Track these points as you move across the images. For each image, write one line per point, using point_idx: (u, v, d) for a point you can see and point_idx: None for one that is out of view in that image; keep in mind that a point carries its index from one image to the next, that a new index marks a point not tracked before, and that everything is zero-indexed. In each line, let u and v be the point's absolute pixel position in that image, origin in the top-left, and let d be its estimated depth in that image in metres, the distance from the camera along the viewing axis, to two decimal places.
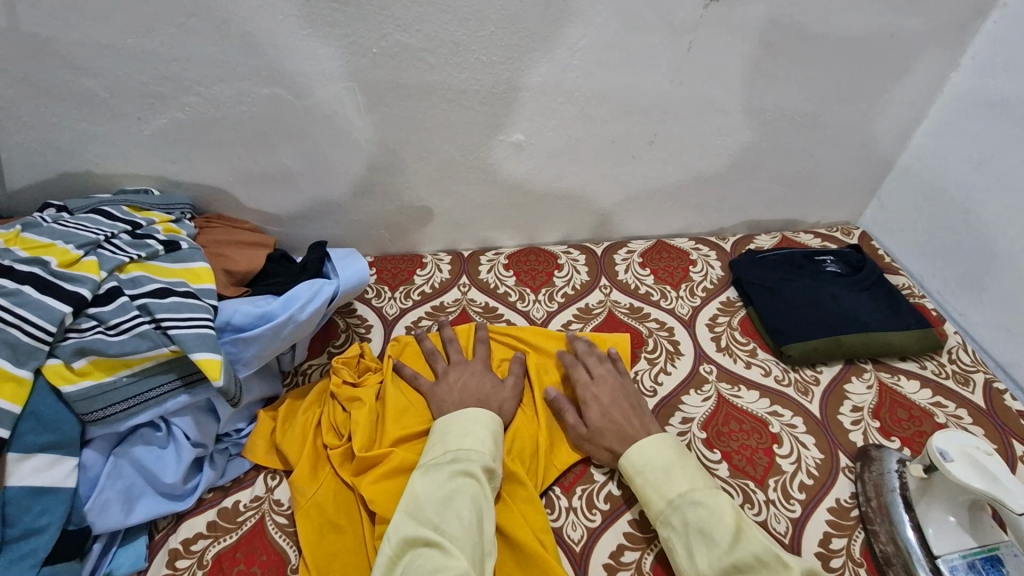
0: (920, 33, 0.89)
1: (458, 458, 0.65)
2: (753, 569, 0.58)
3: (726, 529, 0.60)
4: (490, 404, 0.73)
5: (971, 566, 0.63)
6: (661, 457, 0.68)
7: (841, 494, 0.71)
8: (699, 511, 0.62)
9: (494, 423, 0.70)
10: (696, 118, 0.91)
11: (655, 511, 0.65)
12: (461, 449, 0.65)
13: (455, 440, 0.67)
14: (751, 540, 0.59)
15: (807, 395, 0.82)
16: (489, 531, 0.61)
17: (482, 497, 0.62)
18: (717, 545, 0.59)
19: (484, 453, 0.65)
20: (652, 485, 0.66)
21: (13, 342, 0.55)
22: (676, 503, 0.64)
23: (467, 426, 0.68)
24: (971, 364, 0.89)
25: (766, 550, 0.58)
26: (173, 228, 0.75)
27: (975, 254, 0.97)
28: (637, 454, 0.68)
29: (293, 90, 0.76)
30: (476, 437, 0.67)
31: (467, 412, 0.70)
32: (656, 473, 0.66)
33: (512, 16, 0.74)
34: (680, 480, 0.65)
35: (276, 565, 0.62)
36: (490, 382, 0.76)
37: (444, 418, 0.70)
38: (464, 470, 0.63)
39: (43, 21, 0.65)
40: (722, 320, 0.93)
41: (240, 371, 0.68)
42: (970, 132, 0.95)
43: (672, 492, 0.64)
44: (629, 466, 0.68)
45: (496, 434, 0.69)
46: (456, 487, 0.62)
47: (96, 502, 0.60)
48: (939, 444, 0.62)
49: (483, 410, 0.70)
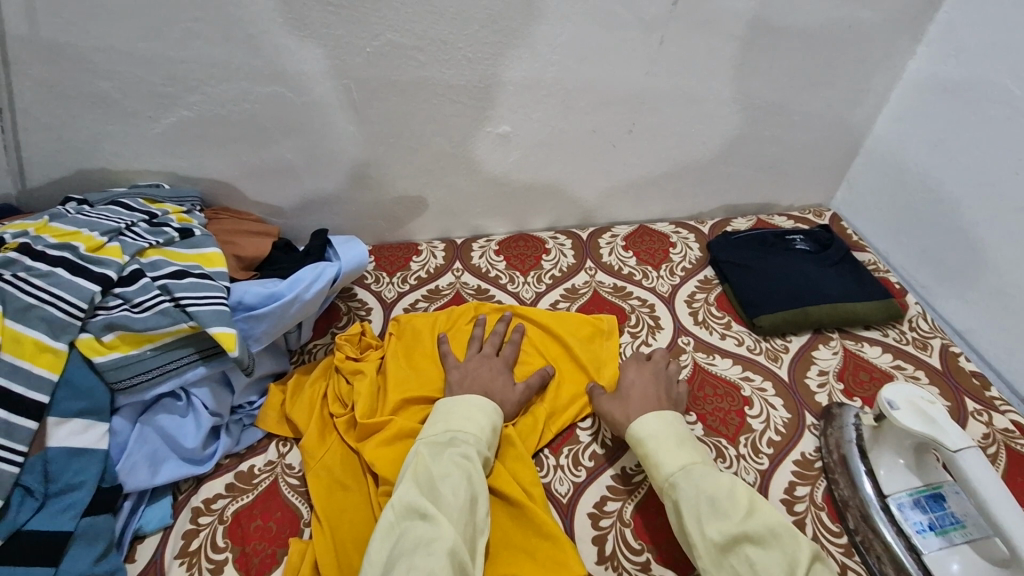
0: (877, 24, 0.95)
1: (457, 440, 0.68)
2: (763, 540, 0.59)
3: (739, 503, 0.62)
4: (493, 396, 0.76)
5: (916, 502, 0.69)
6: (676, 430, 0.71)
7: (805, 448, 0.78)
8: (710, 480, 0.65)
9: (496, 413, 0.73)
10: (671, 108, 0.98)
11: (665, 473, 0.67)
12: (461, 431, 0.69)
13: (457, 422, 0.71)
14: (763, 514, 0.62)
15: (776, 361, 0.89)
16: (481, 513, 0.63)
17: (477, 479, 0.65)
18: (730, 512, 0.61)
19: (481, 440, 0.69)
20: (666, 451, 0.69)
21: (50, 318, 0.61)
22: (687, 469, 0.66)
23: (469, 410, 0.72)
24: (929, 331, 0.96)
25: (779, 523, 0.61)
26: (186, 218, 0.81)
27: (935, 230, 1.04)
28: (652, 419, 0.72)
29: (293, 88, 0.82)
30: (477, 423, 0.71)
31: (471, 399, 0.73)
32: (671, 440, 0.69)
33: (495, 16, 0.80)
34: (692, 453, 0.68)
35: (290, 520, 0.69)
36: (503, 378, 0.80)
37: (451, 398, 0.74)
38: (463, 452, 0.67)
39: (62, 27, 0.71)
40: (699, 296, 1.00)
41: (252, 346, 0.74)
42: (927, 116, 1.01)
43: (685, 459, 0.67)
44: (643, 430, 0.71)
45: (495, 425, 0.72)
46: (454, 464, 0.65)
47: (127, 463, 0.66)
48: (888, 395, 0.69)
49: (487, 400, 0.74)
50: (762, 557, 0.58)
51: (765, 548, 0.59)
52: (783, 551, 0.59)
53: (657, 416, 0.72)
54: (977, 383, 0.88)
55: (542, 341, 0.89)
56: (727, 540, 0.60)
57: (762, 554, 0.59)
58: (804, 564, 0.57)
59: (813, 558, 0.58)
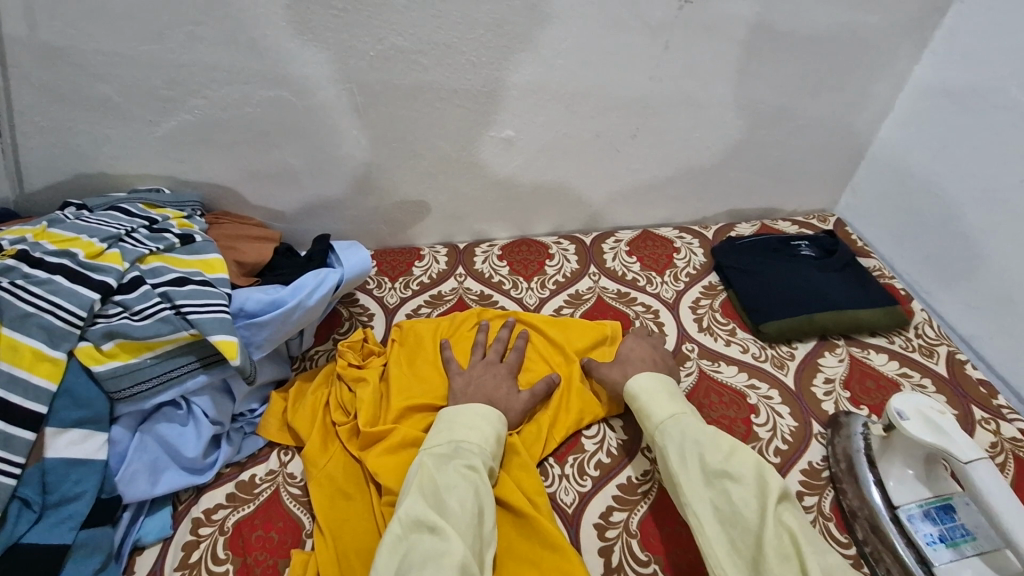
0: (882, 29, 0.95)
1: (461, 451, 0.68)
2: (741, 477, 0.63)
3: (721, 446, 0.66)
4: (497, 404, 0.75)
5: (926, 514, 0.69)
6: (667, 386, 0.76)
7: (813, 458, 0.77)
8: (696, 426, 0.69)
9: (500, 423, 0.73)
10: (676, 112, 0.97)
11: (655, 421, 0.72)
12: (466, 441, 0.69)
13: (461, 432, 0.70)
14: (743, 455, 0.66)
15: (782, 369, 0.88)
16: (488, 525, 0.63)
17: (483, 490, 0.64)
18: (713, 451, 0.66)
19: (485, 450, 0.69)
20: (657, 402, 0.74)
21: (48, 327, 0.60)
22: (676, 417, 0.71)
23: (473, 419, 0.71)
24: (935, 338, 0.95)
25: (756, 465, 0.64)
26: (187, 223, 0.79)
27: (940, 236, 1.03)
28: (648, 377, 0.77)
29: (295, 92, 0.81)
30: (482, 432, 0.70)
31: (474, 408, 0.73)
32: (663, 393, 0.74)
33: (499, 20, 0.79)
34: (682, 406, 0.73)
35: (292, 531, 0.68)
36: (507, 386, 0.79)
37: (455, 407, 0.73)
38: (467, 463, 0.66)
39: (62, 30, 0.70)
40: (704, 302, 0.99)
41: (253, 354, 0.74)
42: (932, 121, 1.01)
43: (675, 409, 0.72)
44: (637, 386, 0.76)
45: (499, 434, 0.72)
46: (460, 475, 0.65)
47: (126, 473, 0.65)
48: (897, 405, 0.68)
49: (491, 409, 0.73)
50: (739, 490, 0.62)
51: (742, 485, 0.63)
52: (756, 485, 0.62)
53: (650, 375, 0.77)
54: (985, 391, 0.87)
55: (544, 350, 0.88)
56: (708, 475, 0.65)
57: (738, 489, 0.62)
58: (773, 498, 0.61)
59: (781, 497, 0.61)
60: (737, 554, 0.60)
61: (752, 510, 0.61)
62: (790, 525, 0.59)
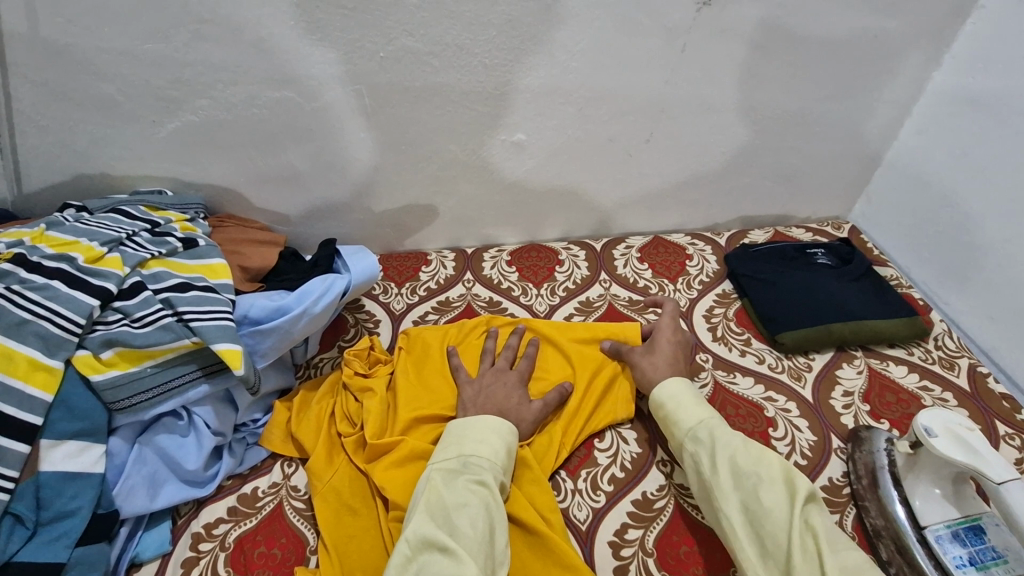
0: (903, 34, 0.93)
1: (470, 466, 0.65)
2: (770, 478, 0.62)
3: (750, 449, 0.65)
4: (509, 415, 0.73)
5: (955, 535, 0.66)
6: (690, 390, 0.74)
7: (833, 473, 0.75)
8: (725, 430, 0.68)
9: (511, 434, 0.70)
10: (690, 117, 0.95)
11: (683, 428, 0.70)
12: (475, 456, 0.66)
13: (471, 446, 0.67)
14: (770, 458, 0.65)
15: (800, 381, 0.86)
16: (500, 544, 0.60)
17: (495, 506, 0.62)
18: (743, 452, 0.65)
19: (496, 464, 0.66)
20: (683, 408, 0.72)
21: (44, 334, 0.58)
22: (704, 423, 0.69)
23: (484, 432, 0.68)
24: (956, 351, 0.93)
25: (782, 470, 0.64)
26: (189, 226, 0.77)
27: (957, 245, 1.01)
28: (676, 383, 0.74)
29: (303, 93, 0.79)
30: (492, 446, 0.67)
31: (484, 420, 0.70)
32: (689, 398, 0.72)
33: (513, 21, 0.77)
34: (709, 410, 0.72)
35: (295, 547, 0.65)
36: (518, 395, 0.76)
37: (465, 419, 0.71)
38: (478, 478, 0.63)
39: (64, 28, 0.68)
40: (718, 311, 0.97)
41: (258, 362, 0.71)
42: (950, 129, 0.99)
43: (703, 415, 0.70)
44: (663, 395, 0.74)
45: (510, 446, 0.69)
46: (470, 491, 0.62)
47: (123, 487, 0.63)
48: (924, 421, 0.66)
49: (502, 420, 0.71)
50: (769, 491, 0.61)
51: (773, 489, 0.61)
52: (783, 486, 0.62)
53: (674, 381, 0.75)
54: (1007, 406, 0.85)
55: (553, 357, 0.85)
56: (737, 477, 0.64)
57: (770, 492, 0.61)
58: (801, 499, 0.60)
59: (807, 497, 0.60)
60: (769, 557, 0.59)
61: (781, 509, 0.60)
62: (816, 524, 0.58)
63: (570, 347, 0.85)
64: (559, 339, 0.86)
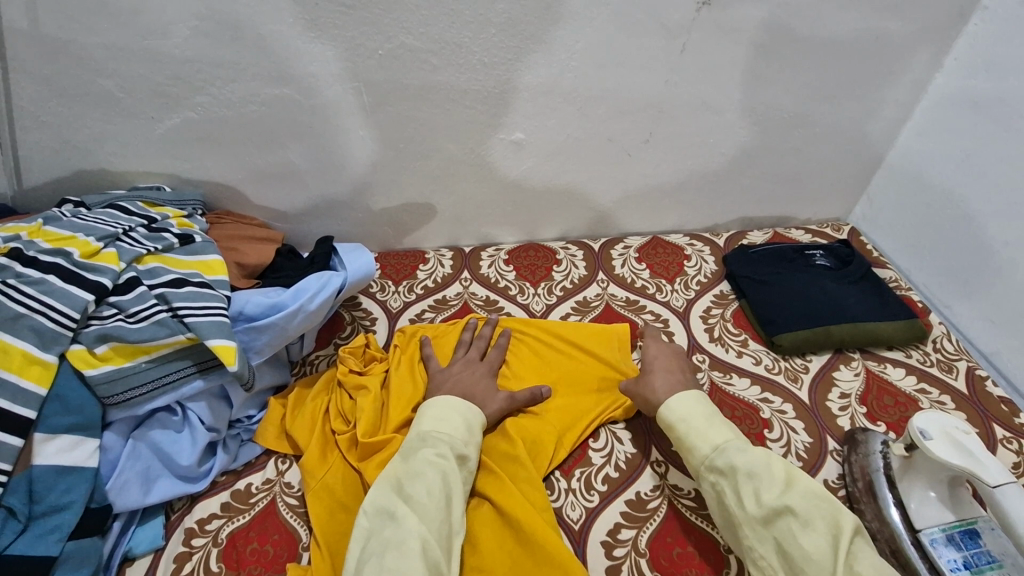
0: (905, 35, 0.92)
1: (429, 440, 0.67)
2: (806, 515, 0.60)
3: (776, 476, 0.63)
4: (474, 398, 0.74)
5: (950, 539, 0.65)
6: (705, 408, 0.72)
7: (829, 476, 0.75)
8: (745, 456, 0.65)
9: (471, 413, 0.72)
10: (690, 116, 0.94)
11: (699, 455, 0.68)
12: (435, 432, 0.68)
13: (430, 424, 0.69)
14: (801, 485, 0.63)
15: (796, 382, 0.86)
16: (456, 513, 0.62)
17: (452, 477, 0.64)
18: (768, 486, 0.62)
19: (455, 438, 0.68)
20: (697, 433, 0.69)
21: (39, 328, 0.58)
22: (722, 449, 0.67)
23: (443, 411, 0.70)
24: (955, 353, 0.92)
25: (818, 497, 0.62)
26: (186, 223, 0.77)
27: (959, 248, 1.01)
28: (685, 399, 0.72)
29: (301, 89, 0.79)
30: (451, 423, 0.69)
31: (446, 399, 0.72)
32: (702, 420, 0.70)
33: (512, 19, 0.77)
34: (725, 432, 0.69)
35: (287, 544, 0.65)
36: (485, 383, 0.77)
37: (428, 400, 0.73)
38: (437, 452, 0.65)
39: (63, 24, 0.68)
40: (715, 312, 0.96)
41: (252, 359, 0.71)
42: (952, 131, 0.98)
43: (719, 440, 0.68)
44: (671, 415, 0.72)
45: (470, 422, 0.71)
46: (429, 462, 0.64)
47: (117, 482, 0.63)
48: (920, 424, 0.66)
49: (463, 401, 0.72)
50: (805, 530, 0.59)
51: (808, 525, 0.60)
52: (828, 531, 0.59)
53: (681, 398, 0.73)
54: (1006, 409, 0.84)
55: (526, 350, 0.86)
56: (765, 514, 0.61)
57: (806, 530, 0.59)
58: (845, 535, 0.58)
59: (854, 531, 0.59)
60: None
61: (823, 552, 0.58)
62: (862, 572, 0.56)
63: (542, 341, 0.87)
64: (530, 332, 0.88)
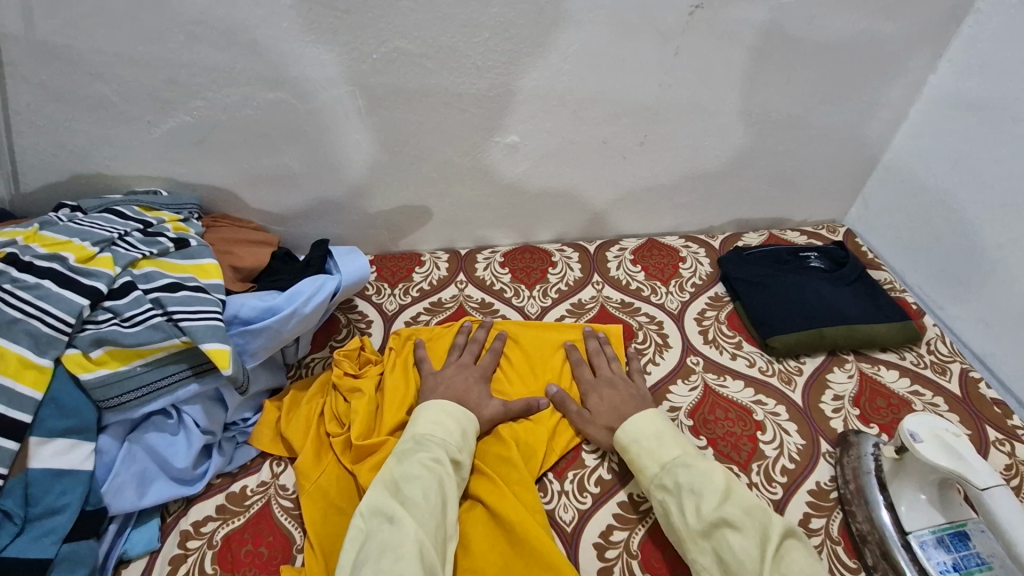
0: (899, 37, 0.92)
1: (425, 443, 0.68)
2: (741, 524, 0.61)
3: (715, 487, 0.64)
4: (468, 403, 0.75)
5: (939, 541, 0.66)
6: (655, 427, 0.72)
7: (821, 478, 0.75)
8: (689, 472, 0.66)
9: (467, 419, 0.72)
10: (684, 119, 0.95)
11: (648, 475, 0.68)
12: (430, 436, 0.69)
13: (425, 427, 0.70)
14: (738, 497, 0.64)
15: (790, 384, 0.86)
16: (451, 517, 0.63)
17: (447, 480, 0.64)
18: (707, 499, 0.63)
19: (449, 442, 0.68)
20: (646, 452, 0.70)
21: (34, 333, 0.59)
22: (668, 466, 0.68)
23: (438, 415, 0.71)
24: (948, 355, 0.92)
25: (753, 506, 0.63)
26: (182, 226, 0.78)
27: (953, 250, 1.01)
28: (633, 421, 0.73)
29: (296, 94, 0.80)
30: (446, 427, 0.70)
31: (441, 403, 0.73)
32: (649, 438, 0.71)
33: (506, 23, 0.78)
34: (673, 449, 0.70)
35: (282, 545, 0.66)
36: (479, 389, 0.78)
37: (423, 403, 0.73)
38: (433, 456, 0.66)
39: (59, 29, 0.69)
40: (710, 314, 0.97)
41: (247, 362, 0.72)
42: (947, 133, 0.99)
43: (665, 457, 0.69)
44: (624, 436, 0.72)
45: (465, 429, 0.71)
46: (424, 466, 0.65)
47: (113, 485, 0.63)
48: (910, 427, 0.66)
49: (460, 407, 0.73)
50: (741, 540, 0.60)
51: (745, 533, 0.60)
52: (758, 536, 0.60)
53: (635, 418, 0.73)
54: (999, 411, 0.85)
55: (518, 354, 0.87)
56: (706, 527, 0.61)
57: (741, 539, 0.60)
58: (774, 539, 0.59)
59: (785, 534, 0.61)
60: None
61: (753, 557, 0.58)
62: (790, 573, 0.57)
63: (535, 346, 0.88)
64: (521, 335, 0.89)
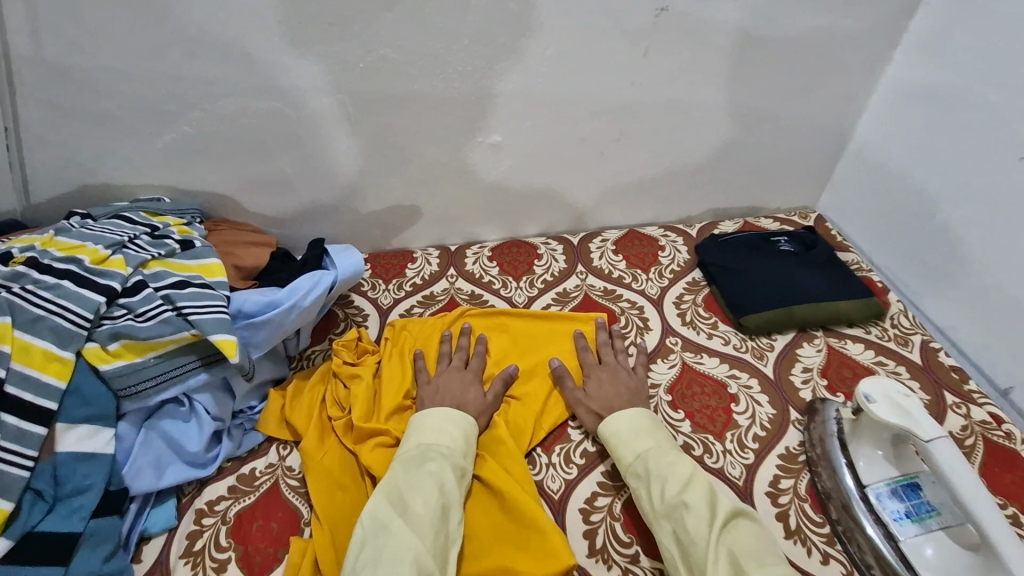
0: (853, 32, 0.98)
1: (430, 451, 0.70)
2: (697, 506, 0.64)
3: (680, 474, 0.68)
4: (466, 407, 0.78)
5: (893, 492, 0.72)
6: (634, 421, 0.76)
7: (790, 443, 0.81)
8: (658, 462, 0.70)
9: (468, 425, 0.75)
10: (656, 115, 1.01)
11: (624, 464, 0.73)
12: (435, 444, 0.71)
13: (431, 434, 0.73)
14: (698, 483, 0.67)
15: (762, 360, 0.92)
16: (452, 523, 0.66)
17: (449, 488, 0.67)
18: (669, 484, 0.67)
19: (454, 451, 0.71)
20: (623, 444, 0.75)
21: (56, 329, 0.64)
22: (640, 457, 0.72)
23: (441, 423, 0.74)
24: (910, 328, 0.98)
25: (710, 492, 0.66)
26: (186, 230, 0.83)
27: (915, 230, 1.07)
28: (618, 416, 0.77)
29: (290, 102, 0.85)
30: (450, 434, 0.73)
31: (442, 411, 0.75)
32: (626, 432, 0.75)
33: (483, 31, 0.83)
34: (648, 441, 0.74)
35: (290, 521, 0.71)
36: (473, 390, 0.81)
37: (422, 413, 0.76)
38: (437, 465, 0.68)
39: (66, 50, 0.74)
40: (687, 298, 1.02)
41: (252, 352, 0.77)
42: (904, 120, 1.05)
43: (639, 448, 0.73)
44: (605, 430, 0.77)
45: (469, 436, 0.74)
46: (428, 474, 0.67)
47: (133, 467, 0.69)
48: (865, 389, 0.72)
49: (461, 412, 0.76)
50: (695, 521, 0.63)
51: (700, 514, 0.64)
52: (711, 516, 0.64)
53: (617, 416, 0.77)
54: (957, 377, 0.91)
55: (505, 340, 0.92)
56: (666, 508, 0.66)
57: (695, 520, 0.64)
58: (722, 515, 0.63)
59: (733, 512, 0.64)
60: None
61: (703, 533, 0.62)
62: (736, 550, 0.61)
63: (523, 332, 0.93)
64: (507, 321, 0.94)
